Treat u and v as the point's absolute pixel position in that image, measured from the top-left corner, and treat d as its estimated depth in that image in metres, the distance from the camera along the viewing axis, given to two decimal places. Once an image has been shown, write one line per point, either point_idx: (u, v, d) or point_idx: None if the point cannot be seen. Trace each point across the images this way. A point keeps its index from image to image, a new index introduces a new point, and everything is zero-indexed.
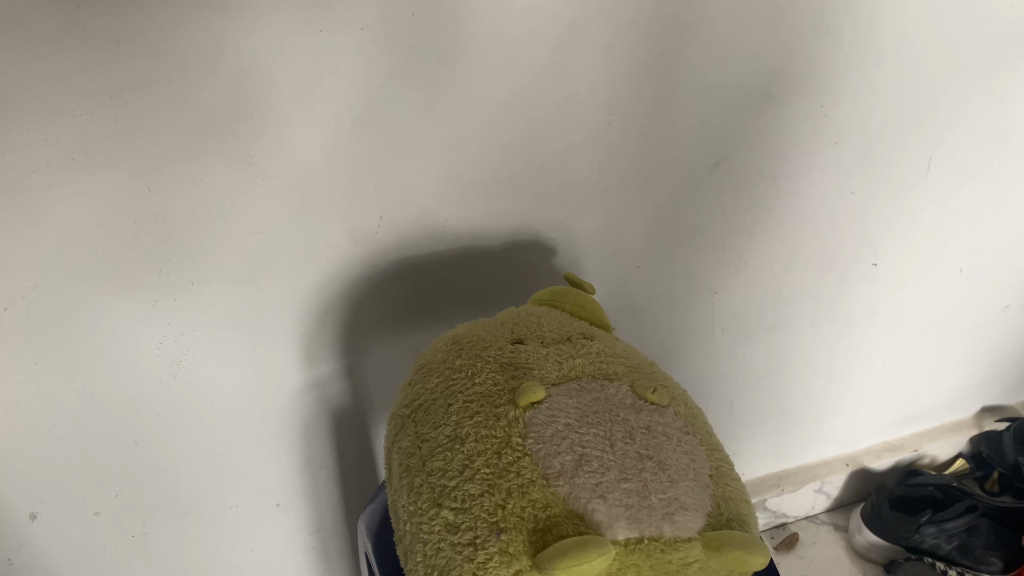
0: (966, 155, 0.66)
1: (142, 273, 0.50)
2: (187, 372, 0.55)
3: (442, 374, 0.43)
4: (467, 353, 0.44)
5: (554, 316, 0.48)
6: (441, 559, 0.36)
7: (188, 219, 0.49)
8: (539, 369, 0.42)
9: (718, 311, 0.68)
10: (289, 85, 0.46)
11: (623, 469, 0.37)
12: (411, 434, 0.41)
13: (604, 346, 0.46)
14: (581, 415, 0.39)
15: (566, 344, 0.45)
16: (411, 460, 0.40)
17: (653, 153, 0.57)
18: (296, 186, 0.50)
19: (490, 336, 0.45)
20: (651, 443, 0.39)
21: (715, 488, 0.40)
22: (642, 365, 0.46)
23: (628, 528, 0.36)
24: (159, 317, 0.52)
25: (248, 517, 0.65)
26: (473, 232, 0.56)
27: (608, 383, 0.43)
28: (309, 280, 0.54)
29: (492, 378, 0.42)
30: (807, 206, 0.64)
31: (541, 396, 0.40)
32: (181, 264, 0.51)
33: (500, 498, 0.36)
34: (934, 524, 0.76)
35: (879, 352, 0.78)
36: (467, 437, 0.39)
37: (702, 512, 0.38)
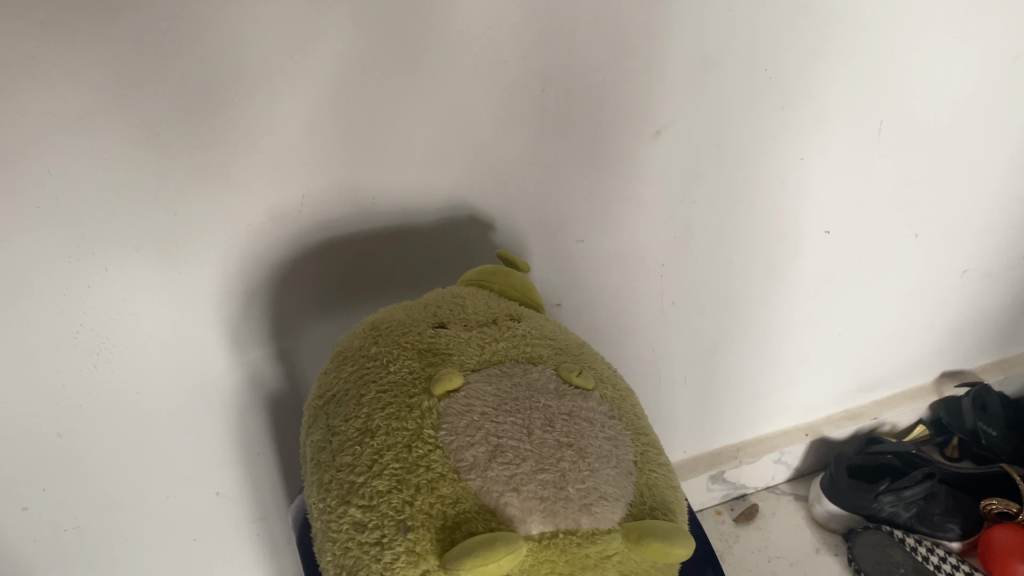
0: (918, 118, 0.64)
1: (51, 261, 0.47)
2: (110, 362, 0.53)
3: (357, 363, 0.41)
4: (384, 340, 0.42)
5: (481, 296, 0.46)
6: (349, 559, 0.35)
7: (98, 203, 0.46)
8: (458, 355, 0.40)
9: (667, 284, 0.66)
10: (198, 61, 0.43)
11: (540, 461, 0.35)
12: (323, 427, 0.40)
13: (532, 327, 0.44)
14: (499, 402, 0.38)
15: (490, 327, 0.43)
16: (322, 454, 0.39)
17: (594, 123, 0.55)
18: (214, 167, 0.47)
19: (410, 320, 0.43)
20: (572, 430, 0.37)
21: (640, 475, 0.38)
22: (572, 346, 0.45)
23: (542, 521, 0.34)
24: (73, 306, 0.49)
25: (188, 507, 0.63)
26: (402, 211, 0.54)
27: (532, 368, 0.41)
28: (233, 265, 0.52)
29: (408, 367, 0.40)
30: (756, 176, 0.62)
31: (457, 384, 0.38)
32: (95, 251, 0.48)
33: (408, 494, 0.34)
34: (893, 492, 0.74)
35: (835, 321, 0.77)
36: (378, 430, 0.37)
37: (623, 501, 0.36)
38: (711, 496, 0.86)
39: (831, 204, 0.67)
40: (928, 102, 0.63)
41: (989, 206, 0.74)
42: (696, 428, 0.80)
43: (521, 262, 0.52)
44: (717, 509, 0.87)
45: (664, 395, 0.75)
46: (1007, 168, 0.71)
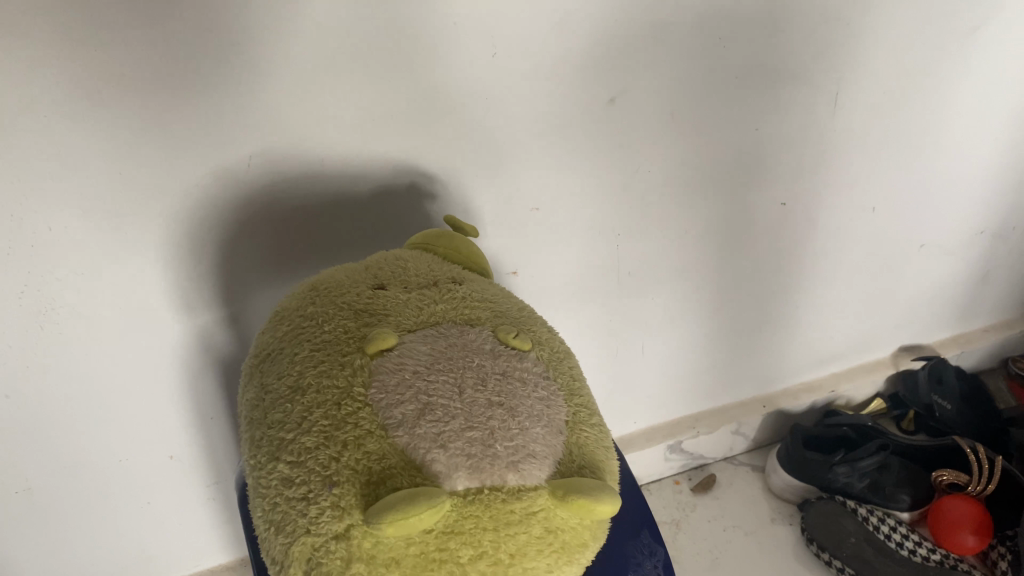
0: (875, 90, 0.64)
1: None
2: (57, 322, 0.52)
3: (295, 323, 0.41)
4: (322, 301, 0.42)
5: (423, 259, 0.46)
6: (277, 514, 0.35)
7: (40, 159, 0.45)
8: (395, 316, 0.41)
9: (623, 254, 0.67)
10: (136, 17, 0.42)
11: (469, 418, 0.36)
12: (258, 386, 0.40)
13: (472, 290, 0.44)
14: (432, 361, 0.38)
15: (430, 289, 0.43)
16: (257, 412, 0.39)
17: (546, 95, 0.54)
18: (156, 120, 0.46)
19: (350, 281, 0.43)
20: (504, 389, 0.37)
21: (570, 435, 0.39)
22: (512, 311, 0.45)
23: (468, 477, 0.34)
24: (16, 266, 0.49)
25: (141, 468, 0.63)
26: (352, 176, 0.54)
27: (469, 329, 0.41)
28: (179, 227, 0.52)
29: (343, 326, 0.40)
30: (711, 146, 0.62)
31: (390, 344, 0.38)
32: (37, 209, 0.47)
33: (335, 450, 0.35)
34: (847, 463, 0.76)
35: (793, 294, 0.77)
36: (309, 388, 0.37)
37: (551, 460, 0.37)
38: (670, 465, 0.87)
39: (788, 177, 0.67)
40: (884, 76, 0.63)
41: (946, 179, 0.74)
42: (654, 397, 0.81)
43: (467, 227, 0.52)
44: (676, 479, 0.88)
45: (621, 364, 0.76)
46: (964, 142, 0.72)
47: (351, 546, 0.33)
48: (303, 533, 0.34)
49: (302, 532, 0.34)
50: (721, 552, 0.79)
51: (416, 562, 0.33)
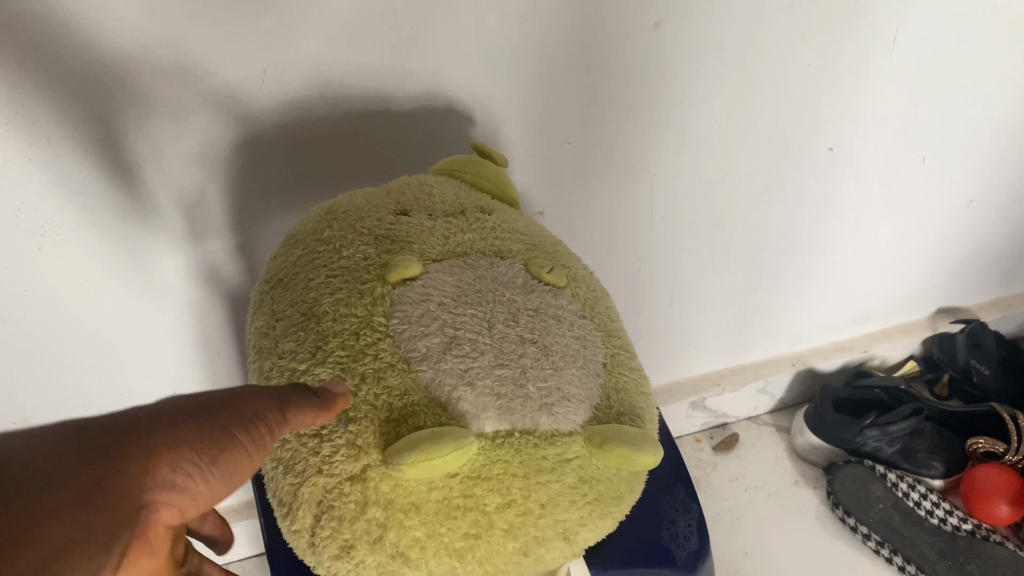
0: (941, 30, 0.59)
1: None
2: (53, 242, 0.49)
3: (309, 248, 0.38)
4: (339, 225, 0.38)
5: (449, 185, 0.43)
6: (286, 451, 0.32)
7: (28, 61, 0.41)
8: (419, 244, 0.37)
9: (657, 197, 0.63)
10: None
11: (500, 355, 0.32)
12: (269, 313, 0.37)
13: (502, 221, 0.41)
14: (459, 293, 0.34)
15: (458, 218, 0.39)
16: (268, 342, 0.36)
17: (588, 10, 0.49)
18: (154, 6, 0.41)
19: (370, 206, 0.40)
20: (537, 326, 0.34)
21: (608, 379, 0.36)
22: (545, 246, 0.41)
23: (497, 419, 0.31)
24: (12, 181, 0.45)
25: (146, 399, 0.61)
26: (376, 98, 0.50)
27: (499, 261, 0.37)
28: (187, 146, 0.48)
29: (362, 253, 0.36)
30: (759, 82, 0.58)
31: (414, 273, 0.34)
32: (27, 117, 0.43)
33: (352, 383, 0.32)
34: (878, 427, 0.72)
35: (830, 247, 0.74)
36: (324, 316, 0.34)
37: (586, 404, 0.34)
38: (691, 422, 0.84)
39: (837, 117, 0.63)
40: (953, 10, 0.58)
41: (1005, 130, 0.69)
42: (678, 351, 0.78)
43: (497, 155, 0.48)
44: (696, 436, 0.86)
45: (647, 313, 0.73)
46: None
47: (367, 489, 0.30)
48: (315, 473, 0.31)
49: (312, 471, 0.31)
50: (741, 514, 0.77)
51: (438, 508, 0.30)
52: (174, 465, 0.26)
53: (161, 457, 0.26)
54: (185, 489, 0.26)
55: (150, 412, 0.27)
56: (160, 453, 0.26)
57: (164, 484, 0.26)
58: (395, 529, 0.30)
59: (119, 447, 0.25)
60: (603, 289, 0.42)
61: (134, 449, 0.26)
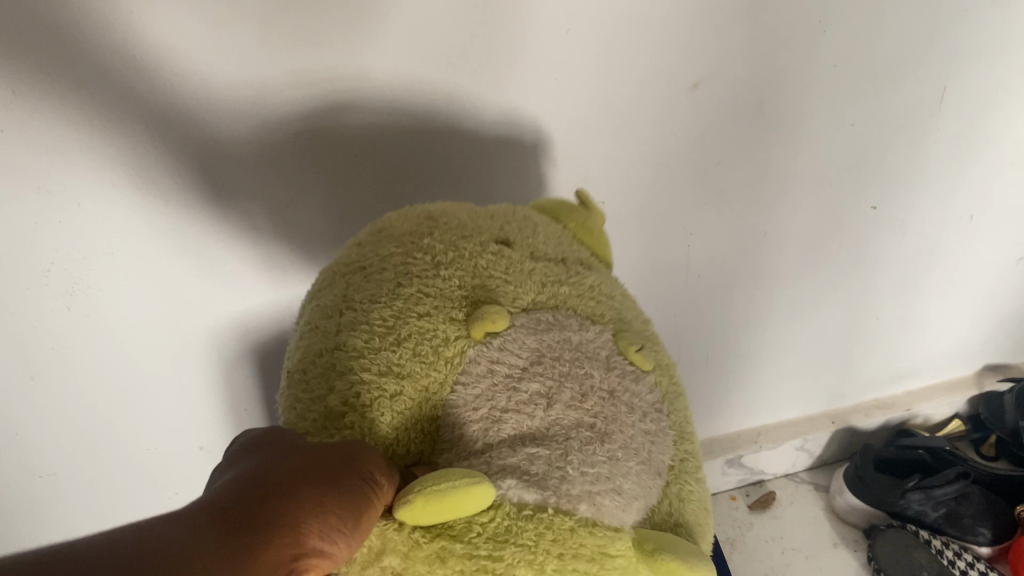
0: (988, 90, 0.57)
1: (8, 183, 0.43)
2: (77, 301, 0.49)
3: (405, 248, 0.37)
4: (442, 237, 0.37)
5: (557, 234, 0.41)
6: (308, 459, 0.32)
7: (67, 125, 0.42)
8: (511, 285, 0.36)
9: (692, 257, 0.62)
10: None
11: (545, 434, 0.32)
12: (346, 290, 0.36)
13: (600, 289, 0.39)
14: (535, 360, 0.33)
15: (555, 266, 0.38)
16: (334, 316, 0.35)
17: (620, 74, 0.49)
18: (193, 79, 0.41)
19: (475, 224, 0.39)
20: (607, 413, 0.33)
21: (671, 485, 0.35)
22: (639, 332, 0.40)
23: (518, 488, 0.30)
24: (43, 240, 0.45)
25: (173, 455, 0.61)
26: (408, 166, 0.49)
27: (587, 327, 0.36)
28: (209, 212, 0.47)
29: (458, 278, 0.35)
30: (798, 142, 0.56)
31: (507, 322, 0.34)
32: (58, 180, 0.43)
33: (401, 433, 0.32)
34: (921, 491, 0.70)
35: (872, 305, 0.72)
36: (405, 338, 0.33)
37: (640, 505, 0.32)
38: (726, 479, 0.82)
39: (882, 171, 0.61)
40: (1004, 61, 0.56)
41: None
42: (713, 407, 0.76)
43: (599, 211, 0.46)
44: (732, 494, 0.83)
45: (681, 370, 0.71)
46: None
47: (387, 531, 0.29)
48: None
49: None
50: None
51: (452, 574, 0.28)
52: (322, 531, 0.25)
53: (308, 525, 0.25)
54: (333, 554, 0.25)
55: (273, 486, 0.26)
56: (307, 522, 0.25)
57: (316, 550, 0.25)
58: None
59: (273, 520, 0.24)
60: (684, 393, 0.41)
61: (284, 518, 0.25)
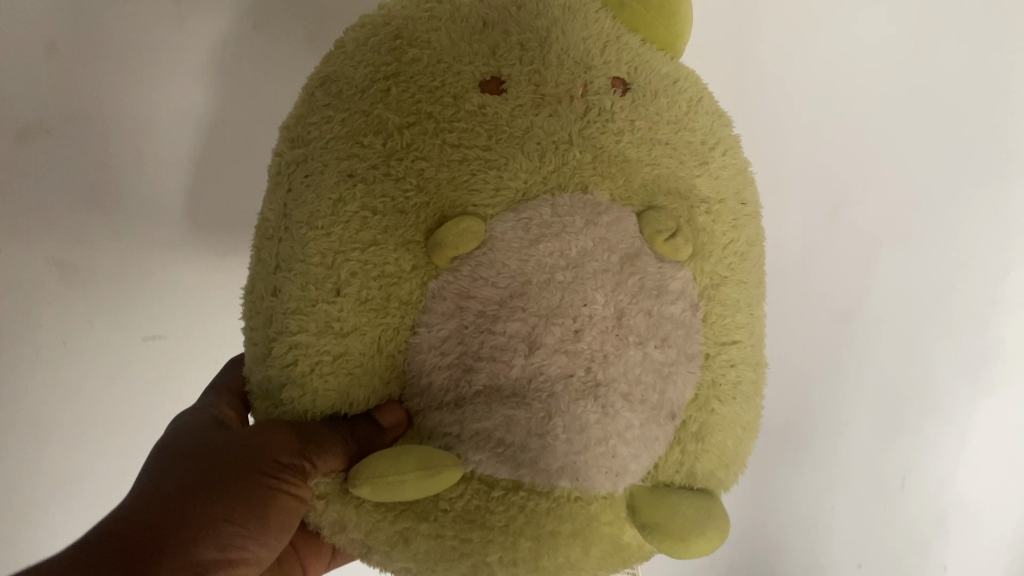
0: None
1: (173, 323, 0.50)
2: (114, 396, 0.50)
3: (355, 128, 0.32)
4: (402, 109, 0.32)
5: (596, 19, 0.34)
6: (267, 396, 0.33)
7: (207, 258, 0.49)
8: (492, 169, 0.32)
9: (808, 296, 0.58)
10: (247, 134, 0.47)
11: (527, 387, 0.31)
12: (293, 183, 0.33)
13: (640, 122, 0.33)
14: (507, 294, 0.31)
15: (565, 105, 0.33)
16: (277, 231, 0.33)
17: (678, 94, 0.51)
18: (168, 88, 0.44)
19: (458, 58, 0.33)
20: (597, 353, 0.31)
21: (688, 423, 0.32)
22: (699, 195, 0.34)
23: (494, 463, 0.31)
24: (180, 335, 0.50)
25: None
26: None
27: (601, 209, 0.32)
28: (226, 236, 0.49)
29: (413, 179, 0.32)
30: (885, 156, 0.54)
31: (474, 243, 0.31)
32: (213, 301, 0.50)
33: (356, 389, 0.32)
34: None
35: None
36: (346, 285, 0.31)
37: (640, 464, 0.31)
38: None
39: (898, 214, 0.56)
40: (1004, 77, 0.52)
41: None
42: None
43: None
44: None
45: None
46: None
47: (350, 506, 0.31)
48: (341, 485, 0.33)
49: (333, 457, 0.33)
50: None
51: (430, 547, 0.31)
52: (217, 545, 0.30)
53: (202, 541, 0.29)
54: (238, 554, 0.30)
55: (174, 500, 0.30)
56: (201, 539, 0.29)
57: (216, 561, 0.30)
58: (378, 551, 0.32)
59: (181, 539, 0.29)
60: (760, 281, 0.35)
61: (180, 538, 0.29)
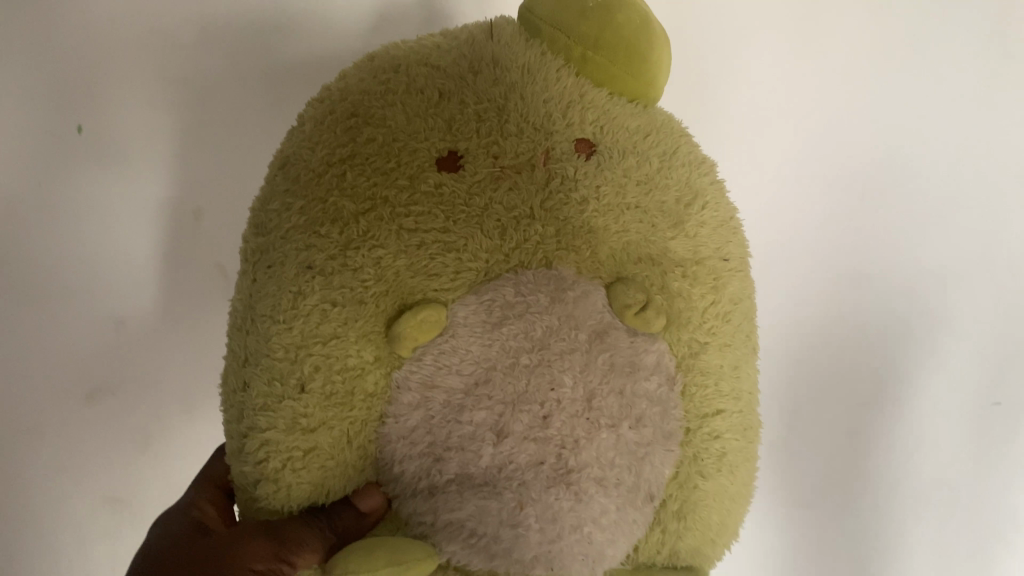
0: None
1: (150, 402, 0.48)
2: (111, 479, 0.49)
3: (311, 217, 0.32)
4: (357, 195, 0.31)
5: (557, 78, 0.33)
6: (244, 491, 0.32)
7: (180, 335, 0.48)
8: (451, 251, 0.31)
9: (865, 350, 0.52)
10: (203, 200, 0.45)
11: (497, 476, 0.30)
12: (256, 273, 0.32)
13: (605, 188, 0.32)
14: (472, 382, 0.30)
15: (526, 178, 0.31)
16: (243, 324, 0.33)
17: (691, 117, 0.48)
18: (139, 198, 0.44)
19: (414, 136, 0.32)
20: (567, 438, 0.30)
21: (668, 502, 0.31)
22: (673, 259, 0.32)
23: (467, 554, 0.30)
24: (162, 412, 0.49)
25: None
26: None
27: (567, 284, 0.31)
28: (198, 308, 0.47)
29: (371, 268, 0.31)
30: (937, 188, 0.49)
31: (434, 331, 0.30)
32: (189, 374, 0.49)
33: (328, 481, 0.32)
34: None
35: None
36: (310, 381, 0.31)
37: (618, 548, 0.31)
38: None
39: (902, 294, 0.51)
40: None
41: None
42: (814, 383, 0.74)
43: (658, 43, 0.34)
44: None
45: None
46: None
47: None
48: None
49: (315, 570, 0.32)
50: None
51: None
52: None
53: None
54: None
55: None
56: None
57: None
58: None
59: None
60: (746, 340, 0.34)
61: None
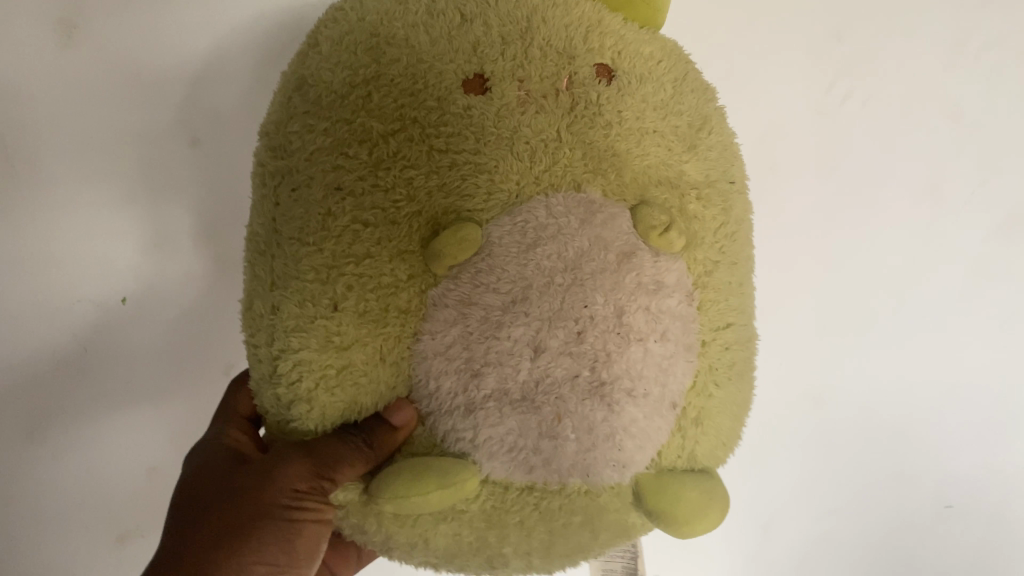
0: None
1: (112, 345, 0.51)
2: (85, 426, 0.52)
3: (336, 137, 0.31)
4: (384, 115, 0.31)
5: (576, 3, 0.33)
6: (275, 409, 0.33)
7: (145, 276, 0.51)
8: (481, 172, 0.31)
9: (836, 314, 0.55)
10: (165, 148, 0.49)
11: (535, 390, 0.31)
12: (280, 195, 0.32)
13: (627, 112, 0.33)
14: (507, 300, 0.31)
15: (552, 101, 0.32)
16: (268, 247, 0.33)
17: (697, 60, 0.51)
18: (98, 160, 0.48)
19: (439, 56, 0.32)
20: (601, 353, 0.31)
21: (688, 410, 0.34)
22: (688, 182, 0.34)
23: (505, 466, 0.32)
24: (131, 351, 0.52)
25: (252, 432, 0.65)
26: None
27: (595, 206, 0.32)
28: (167, 245, 0.51)
29: (403, 188, 0.31)
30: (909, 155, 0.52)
31: (471, 250, 0.31)
32: (155, 316, 0.52)
33: (362, 398, 0.32)
34: None
35: None
36: (343, 300, 0.31)
37: (646, 454, 0.32)
38: None
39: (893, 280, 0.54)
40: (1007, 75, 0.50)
41: None
42: None
43: None
44: None
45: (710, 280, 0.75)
46: None
47: (370, 516, 0.32)
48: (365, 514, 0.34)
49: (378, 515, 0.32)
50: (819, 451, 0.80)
51: (449, 543, 0.33)
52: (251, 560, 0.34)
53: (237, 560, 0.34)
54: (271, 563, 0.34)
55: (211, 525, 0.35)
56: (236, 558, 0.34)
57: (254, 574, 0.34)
58: (399, 551, 0.33)
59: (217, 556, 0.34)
60: (748, 259, 0.36)
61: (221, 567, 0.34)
